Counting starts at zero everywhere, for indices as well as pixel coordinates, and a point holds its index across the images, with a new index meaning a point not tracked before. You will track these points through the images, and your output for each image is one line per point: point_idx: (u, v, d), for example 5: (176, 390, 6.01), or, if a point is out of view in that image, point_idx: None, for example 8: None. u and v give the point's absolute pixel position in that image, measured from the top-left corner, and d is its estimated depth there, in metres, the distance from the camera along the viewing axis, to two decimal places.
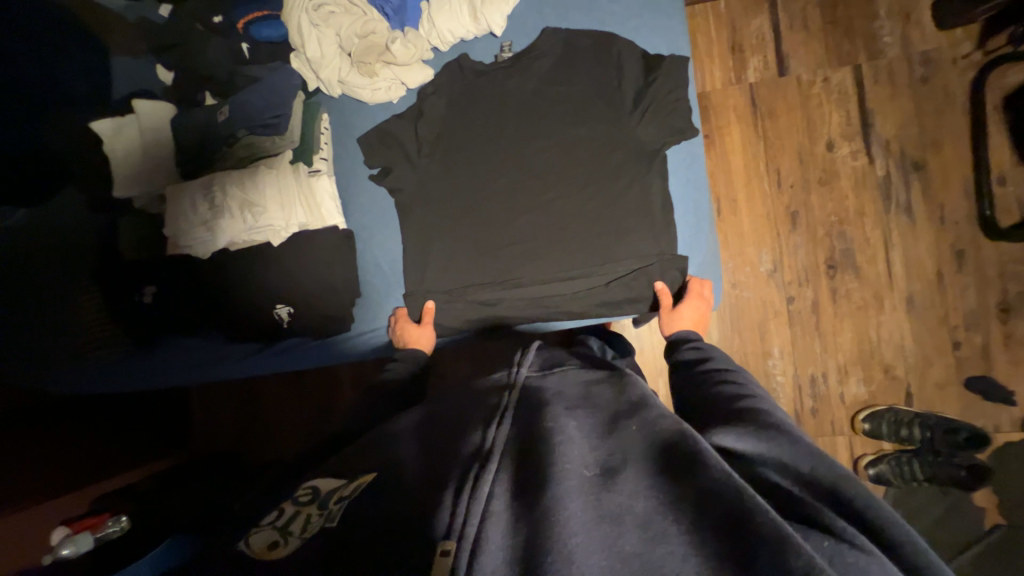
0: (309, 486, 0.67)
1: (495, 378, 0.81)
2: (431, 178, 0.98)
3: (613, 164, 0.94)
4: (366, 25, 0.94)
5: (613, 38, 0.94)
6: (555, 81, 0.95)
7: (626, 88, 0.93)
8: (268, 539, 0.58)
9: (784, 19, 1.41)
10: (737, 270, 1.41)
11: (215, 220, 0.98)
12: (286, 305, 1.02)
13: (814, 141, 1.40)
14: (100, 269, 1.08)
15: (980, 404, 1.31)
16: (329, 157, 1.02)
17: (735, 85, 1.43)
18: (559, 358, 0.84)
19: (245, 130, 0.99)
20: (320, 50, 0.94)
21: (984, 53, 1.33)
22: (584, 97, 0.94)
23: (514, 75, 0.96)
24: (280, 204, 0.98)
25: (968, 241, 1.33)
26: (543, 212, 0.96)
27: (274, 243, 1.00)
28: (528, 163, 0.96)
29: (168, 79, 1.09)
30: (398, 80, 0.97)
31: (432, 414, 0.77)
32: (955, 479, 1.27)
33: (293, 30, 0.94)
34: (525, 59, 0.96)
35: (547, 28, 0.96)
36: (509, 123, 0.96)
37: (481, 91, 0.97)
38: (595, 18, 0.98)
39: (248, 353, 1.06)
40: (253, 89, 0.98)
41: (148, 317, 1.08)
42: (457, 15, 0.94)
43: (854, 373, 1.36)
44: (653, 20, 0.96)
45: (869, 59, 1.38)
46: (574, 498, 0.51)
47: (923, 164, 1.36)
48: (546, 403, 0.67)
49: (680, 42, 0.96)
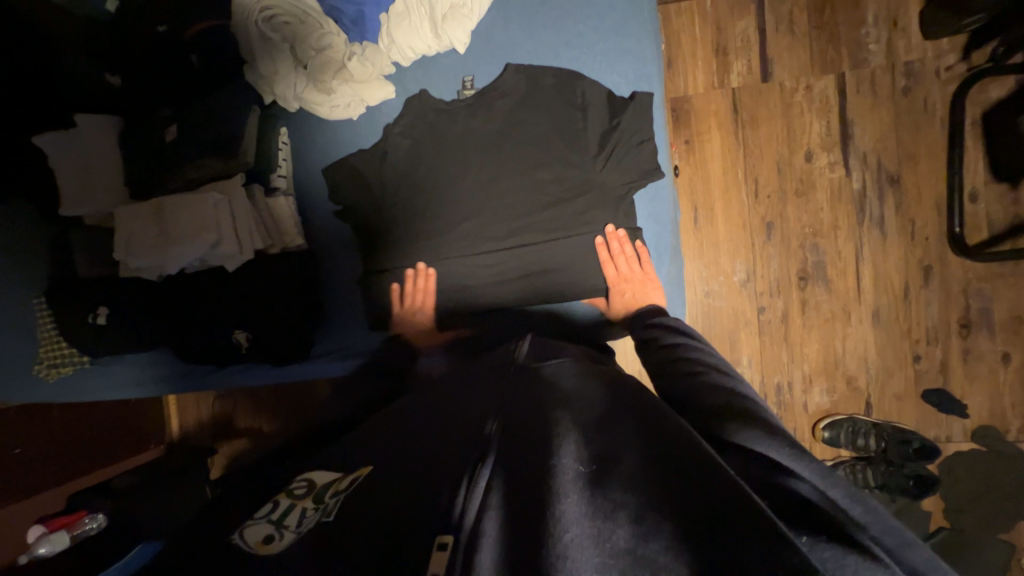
0: (305, 479, 0.72)
1: (494, 358, 0.86)
2: (392, 203, 0.96)
3: (578, 206, 0.93)
4: (320, 39, 0.87)
5: (580, 79, 0.91)
6: (522, 103, 0.92)
7: (590, 132, 0.90)
8: (263, 532, 0.64)
9: (771, 22, 1.37)
10: (711, 279, 1.42)
11: (165, 247, 0.92)
12: (243, 331, 1.00)
13: (793, 151, 1.38)
14: (44, 286, 1.04)
15: (935, 415, 1.35)
16: (288, 173, 1.00)
17: (717, 90, 1.40)
18: (554, 347, 0.86)
19: (196, 151, 0.94)
20: (272, 66, 0.90)
21: (967, 67, 1.30)
22: (550, 128, 0.91)
23: (480, 102, 0.93)
24: (233, 230, 0.92)
25: (936, 256, 1.35)
26: (506, 256, 0.94)
27: (229, 268, 0.95)
28: (496, 202, 0.94)
29: (116, 83, 1.05)
30: (358, 96, 0.93)
31: (409, 406, 0.81)
32: (902, 486, 1.31)
33: (245, 46, 0.90)
34: (487, 96, 0.93)
35: (510, 65, 0.92)
36: (475, 141, 0.93)
37: (445, 114, 0.94)
38: (562, 34, 0.93)
39: (210, 371, 1.07)
40: (212, 113, 0.94)
41: (99, 339, 1.03)
42: (418, 31, 0.89)
43: (818, 383, 1.40)
44: (624, 39, 0.92)
45: (853, 67, 1.35)
46: (570, 493, 0.53)
47: (899, 178, 1.35)
48: (544, 395, 0.69)
49: (651, 62, 0.92)
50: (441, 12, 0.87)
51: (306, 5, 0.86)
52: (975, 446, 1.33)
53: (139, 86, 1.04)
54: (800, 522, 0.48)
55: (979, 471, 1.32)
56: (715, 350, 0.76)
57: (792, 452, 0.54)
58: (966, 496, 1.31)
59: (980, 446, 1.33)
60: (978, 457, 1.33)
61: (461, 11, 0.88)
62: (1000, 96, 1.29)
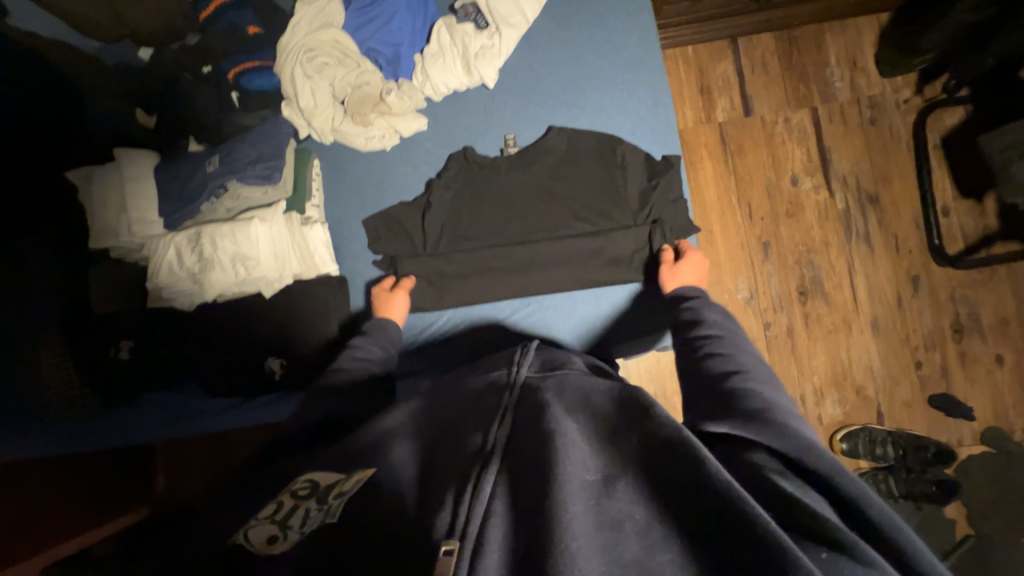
0: (307, 479, 0.66)
1: (493, 375, 0.78)
2: (439, 259, 0.99)
3: (603, 224, 0.99)
4: (360, 75, 0.98)
5: (618, 142, 0.99)
6: (565, 166, 1.01)
7: (617, 151, 0.99)
8: (268, 533, 0.59)
9: (747, 64, 1.53)
10: (716, 298, 1.48)
11: (201, 276, 1.00)
12: (277, 359, 1.01)
13: (780, 176, 1.50)
14: (71, 325, 1.05)
15: (943, 420, 1.39)
16: (321, 204, 1.04)
17: (705, 124, 1.53)
18: (559, 359, 0.81)
19: (235, 181, 0.99)
20: (312, 101, 0.97)
21: (923, 98, 1.47)
22: (579, 159, 1.00)
23: (520, 167, 1.01)
24: (273, 256, 0.98)
25: (921, 267, 1.44)
26: (539, 271, 0.99)
27: (265, 295, 1.01)
28: (528, 223, 1.00)
29: (149, 124, 1.08)
30: (392, 128, 1.00)
31: (417, 417, 0.75)
32: (925, 493, 1.33)
33: (286, 80, 0.97)
34: (531, 154, 1.01)
35: (553, 127, 1.01)
36: (518, 199, 1.00)
37: (488, 175, 1.01)
38: (579, 72, 1.02)
39: (226, 407, 1.03)
40: (246, 145, 1.00)
41: (135, 376, 1.04)
42: (451, 67, 0.99)
43: (830, 395, 1.43)
44: (634, 76, 1.01)
45: (824, 101, 1.50)
46: (577, 500, 0.50)
47: (877, 197, 1.47)
48: (548, 401, 0.64)
49: (660, 95, 1.01)
50: (472, 51, 0.98)
51: (347, 47, 0.98)
52: (986, 448, 1.37)
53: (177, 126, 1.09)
54: (803, 532, 0.46)
55: (995, 474, 1.34)
56: (748, 349, 0.76)
57: (810, 456, 0.53)
58: (987, 500, 1.32)
59: (991, 449, 1.36)
60: (992, 459, 1.35)
61: (490, 49, 0.98)
62: (955, 122, 1.44)
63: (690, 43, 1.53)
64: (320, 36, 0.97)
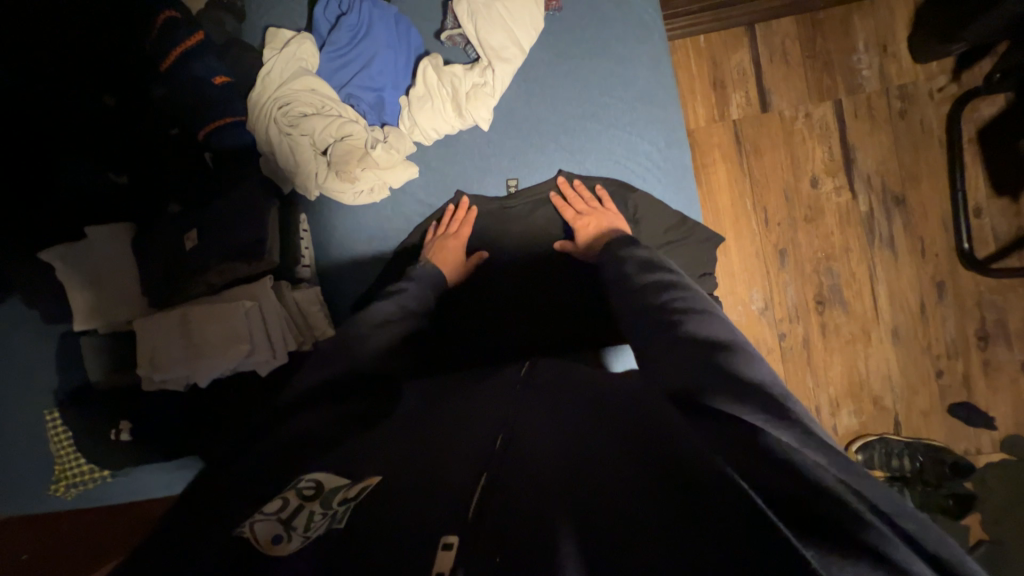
0: (311, 478, 0.63)
1: (503, 381, 0.88)
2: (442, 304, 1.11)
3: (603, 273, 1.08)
4: (341, 126, 1.06)
5: (630, 191, 1.08)
6: (567, 214, 1.09)
7: (618, 205, 1.08)
8: (272, 532, 0.55)
9: (764, 53, 1.40)
10: (730, 308, 1.42)
11: (193, 360, 1.00)
12: None
13: (798, 178, 1.40)
14: (71, 399, 1.14)
15: (963, 428, 1.36)
16: (311, 259, 1.15)
17: (719, 123, 1.42)
18: (556, 369, 0.90)
19: (221, 257, 1.04)
20: (296, 158, 1.08)
21: (959, 87, 1.34)
22: (582, 210, 1.09)
23: (515, 218, 1.13)
24: (267, 335, 1.03)
25: (947, 272, 1.37)
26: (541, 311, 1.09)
27: (261, 372, 1.04)
28: (511, 271, 1.11)
29: (121, 182, 1.16)
30: (380, 180, 1.10)
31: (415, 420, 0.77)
32: (942, 506, 1.32)
33: (267, 142, 1.09)
34: (526, 202, 1.12)
35: (558, 171, 1.11)
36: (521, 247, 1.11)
37: (487, 228, 1.13)
38: (581, 108, 1.11)
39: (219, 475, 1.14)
40: (237, 221, 1.05)
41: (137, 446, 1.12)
42: (442, 110, 1.09)
43: (846, 405, 1.40)
44: (645, 111, 1.10)
45: (849, 92, 1.38)
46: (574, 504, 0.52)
47: (904, 198, 1.37)
48: (559, 416, 0.70)
49: (647, 126, 1.10)
50: (463, 92, 1.07)
51: (325, 95, 1.08)
52: (1005, 457, 1.34)
53: (162, 195, 1.16)
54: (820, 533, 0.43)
55: (1015, 483, 1.31)
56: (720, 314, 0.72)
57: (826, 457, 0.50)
58: (1006, 509, 1.30)
59: (1011, 457, 1.34)
60: (1011, 469, 1.33)
61: (482, 88, 1.08)
62: (993, 112, 1.32)
63: (702, 32, 1.40)
64: (293, 88, 1.07)
